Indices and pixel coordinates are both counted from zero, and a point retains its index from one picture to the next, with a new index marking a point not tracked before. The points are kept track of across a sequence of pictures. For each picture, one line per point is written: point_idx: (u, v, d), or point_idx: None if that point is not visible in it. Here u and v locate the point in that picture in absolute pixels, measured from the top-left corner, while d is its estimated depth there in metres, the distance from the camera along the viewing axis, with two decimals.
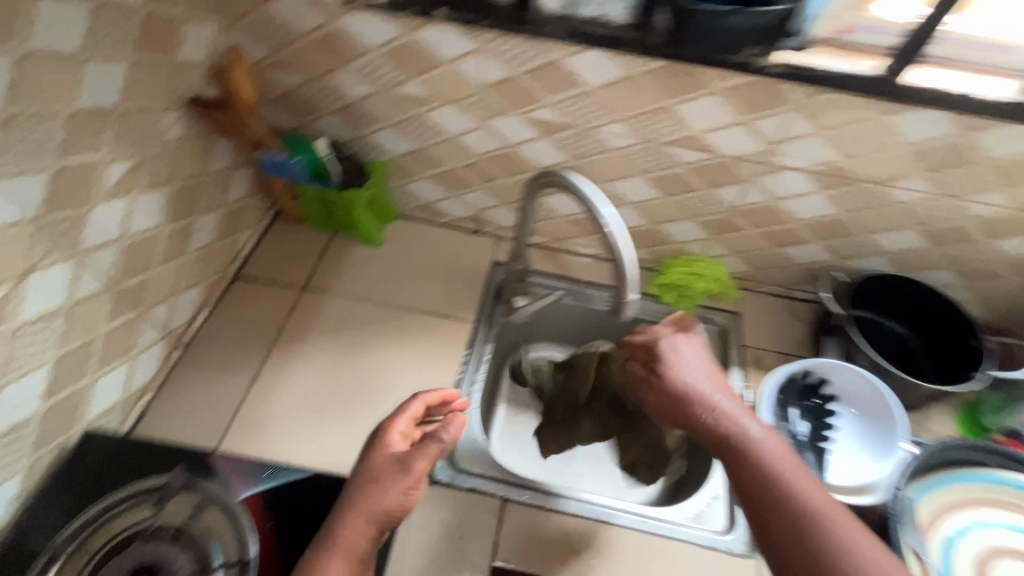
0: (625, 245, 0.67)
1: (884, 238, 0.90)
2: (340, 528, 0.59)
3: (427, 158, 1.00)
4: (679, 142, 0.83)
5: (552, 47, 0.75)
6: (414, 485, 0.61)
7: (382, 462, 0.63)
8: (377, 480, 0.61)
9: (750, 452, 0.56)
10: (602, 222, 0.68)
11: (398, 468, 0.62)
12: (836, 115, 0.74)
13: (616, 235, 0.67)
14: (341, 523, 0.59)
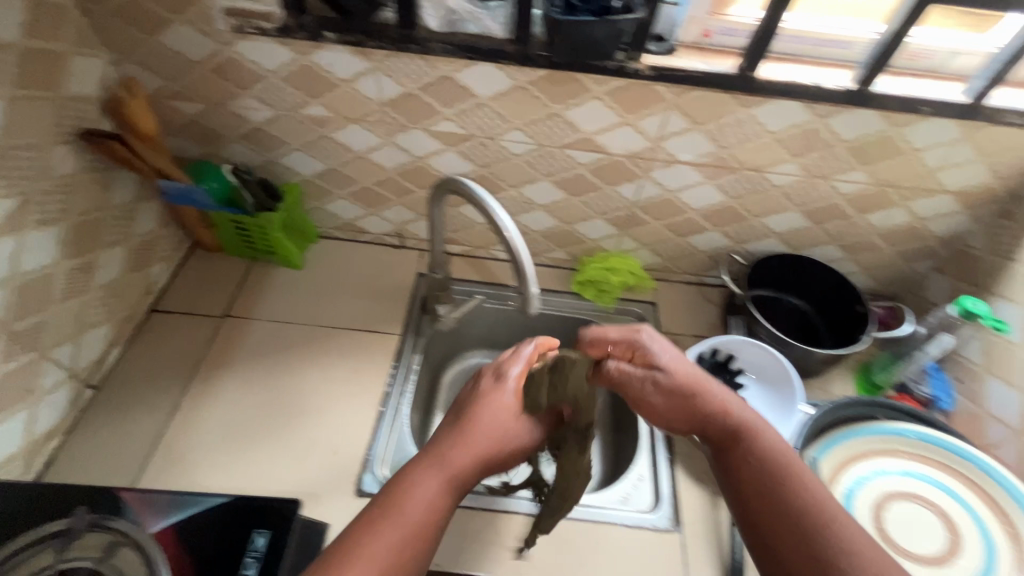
0: (522, 247, 0.70)
1: (770, 220, 0.98)
2: (452, 450, 0.61)
3: (341, 177, 1.02)
4: (573, 144, 0.88)
5: (441, 63, 0.79)
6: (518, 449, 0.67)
7: (503, 406, 0.67)
8: (503, 424, 0.65)
9: (762, 446, 0.61)
10: (500, 227, 0.71)
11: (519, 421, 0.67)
12: (705, 111, 0.81)
13: (513, 237, 0.71)
14: (460, 448, 0.62)
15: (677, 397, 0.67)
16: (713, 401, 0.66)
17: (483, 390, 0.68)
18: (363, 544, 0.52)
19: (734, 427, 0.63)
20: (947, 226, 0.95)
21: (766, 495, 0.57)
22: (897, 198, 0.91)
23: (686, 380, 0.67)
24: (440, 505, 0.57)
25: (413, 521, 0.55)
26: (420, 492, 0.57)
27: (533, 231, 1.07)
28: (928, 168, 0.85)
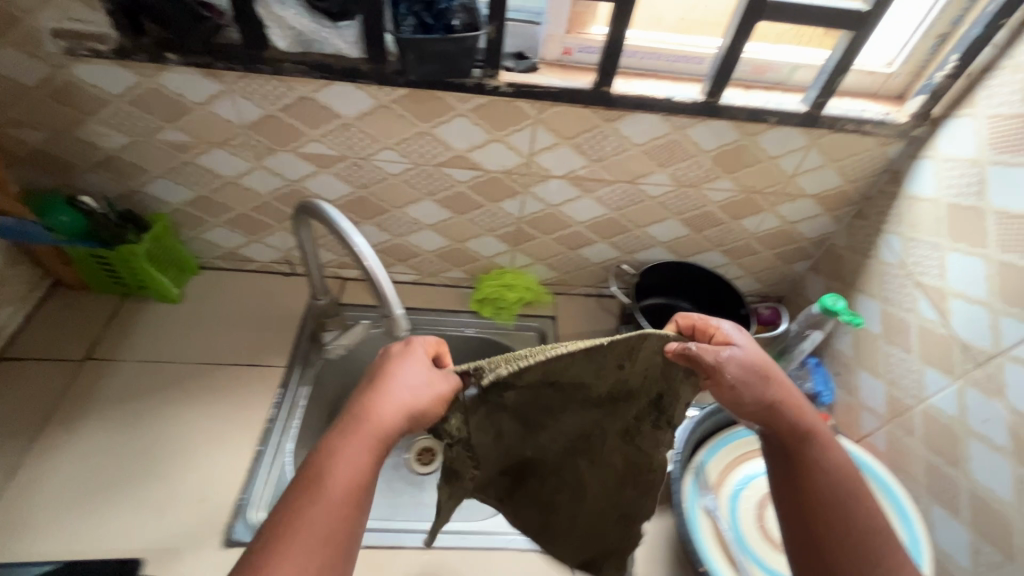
0: (381, 273, 0.68)
1: (653, 230, 1.00)
2: (371, 410, 0.53)
3: (215, 204, 0.97)
4: (448, 163, 0.88)
5: (297, 84, 0.77)
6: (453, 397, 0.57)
7: (420, 362, 0.58)
8: (423, 380, 0.56)
9: (834, 455, 0.57)
10: (358, 253, 0.68)
11: (445, 374, 0.57)
12: (570, 127, 0.82)
13: (372, 262, 0.68)
14: (379, 411, 0.53)
15: (755, 393, 0.56)
16: (789, 401, 0.57)
17: (398, 354, 0.59)
18: (279, 532, 0.46)
19: (809, 433, 0.57)
20: (814, 228, 1.00)
21: (840, 514, 0.54)
22: (764, 204, 0.96)
23: (772, 375, 0.57)
24: (357, 477, 0.50)
25: (329, 501, 0.48)
26: (333, 469, 0.49)
27: (426, 251, 1.06)
28: (786, 174, 0.90)
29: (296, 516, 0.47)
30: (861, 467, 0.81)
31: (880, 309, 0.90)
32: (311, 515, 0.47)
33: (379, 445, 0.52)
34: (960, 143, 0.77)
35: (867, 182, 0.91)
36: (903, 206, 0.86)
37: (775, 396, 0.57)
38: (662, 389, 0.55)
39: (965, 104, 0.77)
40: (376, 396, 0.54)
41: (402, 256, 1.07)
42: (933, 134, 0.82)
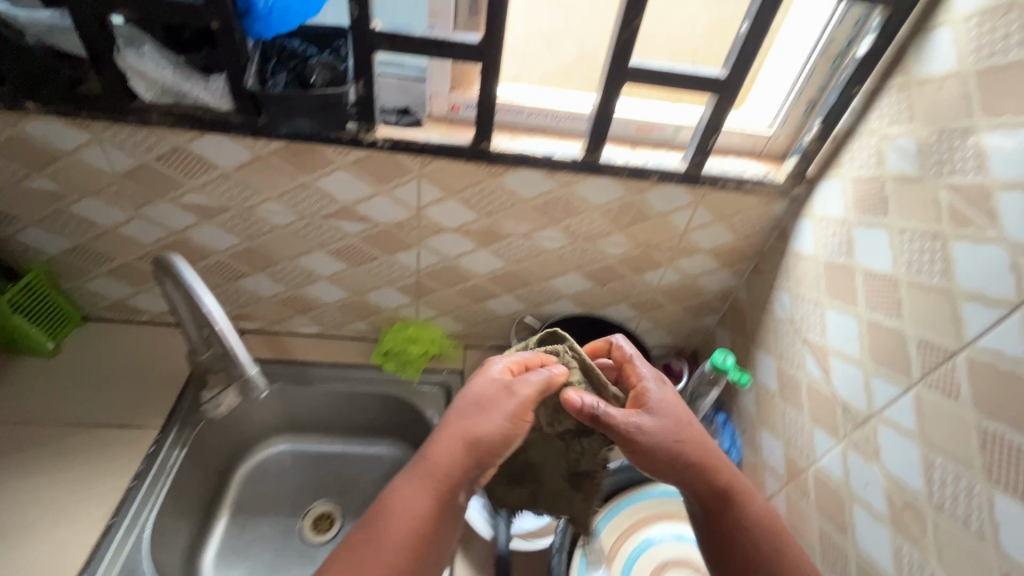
0: (230, 337, 0.67)
1: (555, 282, 0.99)
2: (432, 450, 0.57)
3: (95, 254, 0.92)
4: (336, 215, 0.86)
5: (167, 134, 0.75)
6: (520, 418, 0.59)
7: (488, 390, 0.60)
8: (488, 413, 0.58)
9: (750, 512, 0.61)
10: (207, 314, 0.67)
11: (509, 397, 0.59)
12: (455, 182, 0.82)
13: (224, 324, 0.68)
14: (435, 449, 0.57)
15: (667, 456, 0.60)
16: (709, 465, 0.61)
17: (473, 375, 0.63)
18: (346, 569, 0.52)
19: (727, 490, 0.62)
20: (715, 282, 1.00)
21: (761, 570, 0.59)
22: (662, 259, 0.96)
23: (688, 431, 0.62)
24: (420, 517, 0.54)
25: (395, 540, 0.53)
26: (399, 508, 0.55)
27: (327, 304, 1.02)
28: (679, 230, 0.91)
29: (364, 555, 0.53)
30: None
31: (776, 365, 0.89)
32: (376, 553, 0.53)
33: (442, 485, 0.56)
34: (832, 204, 0.78)
35: (759, 238, 0.92)
36: (790, 263, 0.87)
37: (691, 459, 0.61)
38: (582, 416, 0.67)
39: (833, 166, 0.79)
40: (448, 428, 0.58)
41: (302, 308, 1.03)
42: (810, 194, 0.83)
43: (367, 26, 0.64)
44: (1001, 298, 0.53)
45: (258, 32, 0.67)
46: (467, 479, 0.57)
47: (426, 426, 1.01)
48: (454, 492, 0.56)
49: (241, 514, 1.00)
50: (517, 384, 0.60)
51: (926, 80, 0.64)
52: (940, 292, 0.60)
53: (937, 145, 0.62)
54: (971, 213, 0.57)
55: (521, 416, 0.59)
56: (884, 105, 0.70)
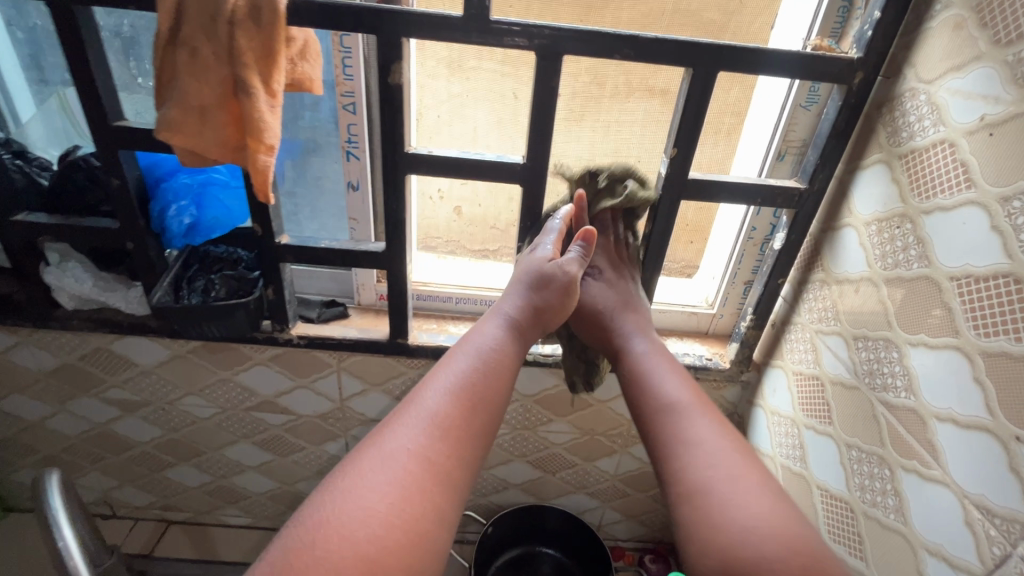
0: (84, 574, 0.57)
1: (500, 471, 0.90)
2: (504, 302, 0.61)
3: (19, 447, 0.89)
4: (258, 407, 0.82)
5: (89, 337, 0.76)
6: (571, 290, 0.60)
7: (540, 262, 0.61)
8: (539, 280, 0.60)
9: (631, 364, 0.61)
10: (60, 551, 0.58)
11: (563, 274, 0.60)
12: (378, 375, 0.79)
13: (82, 560, 0.58)
14: (508, 305, 0.60)
15: (588, 310, 0.66)
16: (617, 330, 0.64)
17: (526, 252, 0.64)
18: (454, 382, 0.51)
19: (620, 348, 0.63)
20: None
21: (646, 419, 0.56)
22: (614, 445, 0.87)
23: (634, 313, 0.66)
24: (508, 356, 0.56)
25: (489, 371, 0.53)
26: (484, 346, 0.55)
27: (256, 495, 0.94)
28: (626, 417, 0.83)
29: (468, 374, 0.52)
30: None
31: None
32: (479, 375, 0.52)
33: (517, 332, 0.59)
34: (781, 398, 0.71)
35: None
36: None
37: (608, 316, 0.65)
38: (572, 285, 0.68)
39: (776, 354, 0.73)
40: (515, 284, 0.61)
41: (231, 499, 0.96)
42: (760, 380, 0.76)
43: (273, 242, 0.67)
44: (965, 564, 0.43)
45: (178, 244, 0.70)
46: (534, 330, 0.60)
47: None
48: (528, 339, 0.60)
49: None
50: (565, 262, 0.60)
51: (844, 279, 0.60)
52: (898, 533, 0.49)
53: (865, 355, 0.56)
54: (912, 442, 0.49)
55: (572, 288, 0.60)
56: (811, 299, 0.66)
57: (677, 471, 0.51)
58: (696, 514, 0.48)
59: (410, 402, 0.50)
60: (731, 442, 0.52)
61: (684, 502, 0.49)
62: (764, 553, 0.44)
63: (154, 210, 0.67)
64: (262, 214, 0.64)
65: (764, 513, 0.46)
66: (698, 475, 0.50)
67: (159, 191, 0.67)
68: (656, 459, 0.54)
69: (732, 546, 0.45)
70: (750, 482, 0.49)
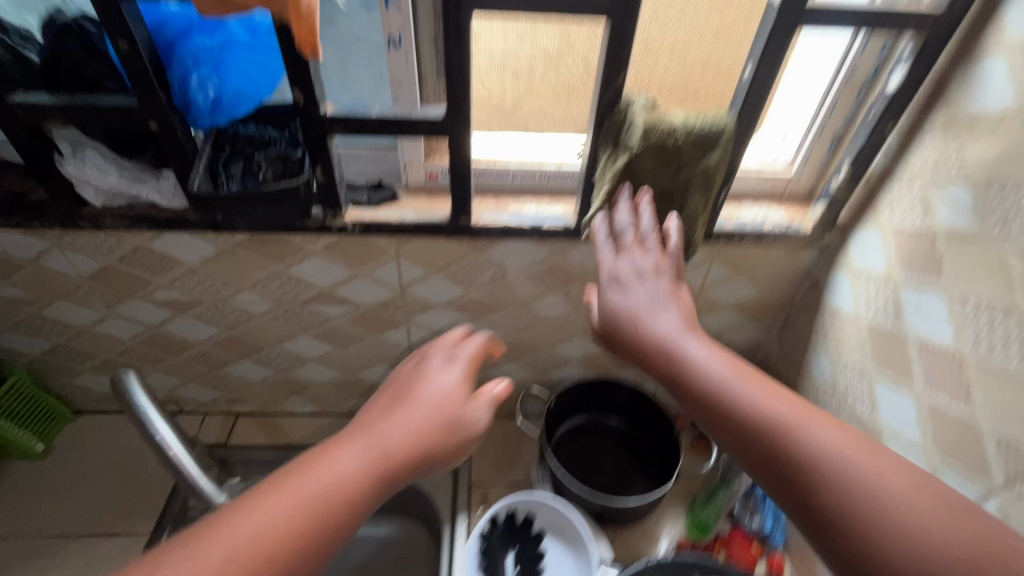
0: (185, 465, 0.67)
1: (561, 348, 0.90)
2: (386, 423, 0.52)
3: (75, 353, 0.88)
4: (315, 300, 0.80)
5: (126, 236, 0.70)
6: (450, 437, 0.53)
7: (438, 398, 0.55)
8: (414, 408, 0.53)
9: (701, 380, 0.49)
10: (159, 442, 0.65)
11: (457, 411, 0.55)
12: (437, 259, 0.74)
13: (179, 452, 0.67)
14: (394, 419, 0.52)
15: (625, 325, 0.55)
16: (662, 344, 0.52)
17: (428, 371, 0.59)
18: (285, 516, 0.43)
19: (667, 361, 0.51)
20: (741, 337, 0.89)
21: (747, 443, 0.47)
22: None
23: (677, 299, 0.55)
24: (365, 489, 0.47)
25: (337, 501, 0.45)
26: (336, 475, 0.46)
27: (320, 384, 0.95)
28: (694, 288, 0.81)
29: (320, 497, 0.45)
30: None
31: None
32: (327, 506, 0.45)
33: (387, 456, 0.49)
34: (871, 257, 0.67)
35: (787, 290, 0.81)
36: (827, 320, 0.75)
37: (650, 325, 0.53)
38: (684, 161, 0.61)
39: (869, 213, 0.68)
40: (417, 400, 0.54)
41: (295, 389, 0.97)
42: (843, 242, 0.72)
43: (318, 113, 0.58)
44: None
45: (206, 123, 0.61)
46: (407, 469, 0.50)
47: (433, 511, 0.94)
48: (397, 484, 0.50)
49: None
50: (472, 404, 0.55)
51: (978, 119, 0.53)
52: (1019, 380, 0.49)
53: (1001, 202, 0.51)
54: None
55: (464, 439, 0.54)
56: (926, 146, 0.59)
57: (816, 495, 0.43)
58: (859, 531, 0.41)
59: (220, 524, 0.42)
60: (857, 442, 0.44)
61: (842, 517, 0.42)
62: (945, 558, 0.39)
63: (173, 78, 0.57)
64: (302, 78, 0.55)
65: (925, 501, 0.41)
66: (842, 494, 0.43)
67: (175, 57, 0.57)
68: (771, 482, 0.46)
69: (909, 552, 0.39)
70: (895, 473, 0.43)
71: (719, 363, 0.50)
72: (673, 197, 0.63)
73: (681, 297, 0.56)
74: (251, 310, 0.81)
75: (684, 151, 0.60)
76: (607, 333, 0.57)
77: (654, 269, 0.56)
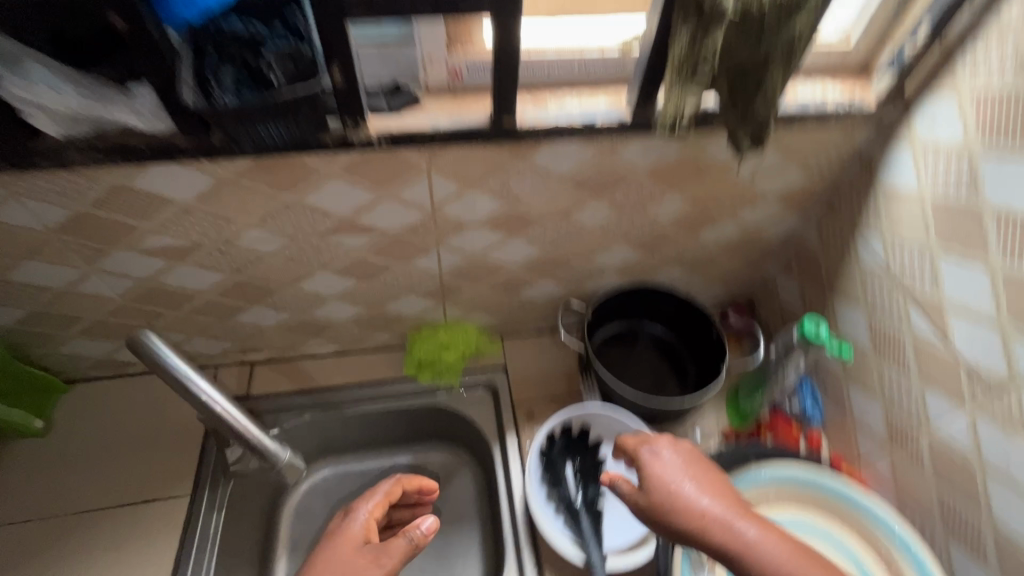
0: (239, 418, 0.61)
1: (599, 258, 0.85)
2: None
3: (56, 318, 0.77)
4: (335, 231, 0.70)
5: (100, 173, 0.58)
6: None
7: (345, 546, 0.70)
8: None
9: (760, 554, 0.54)
10: (205, 402, 0.58)
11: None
12: (475, 171, 0.66)
13: (227, 408, 0.60)
14: None
15: (665, 491, 0.59)
16: (708, 514, 0.57)
17: (352, 518, 0.75)
18: None
19: (714, 534, 0.56)
20: (779, 228, 0.87)
21: None
22: (721, 213, 0.82)
23: (706, 474, 0.61)
24: None
25: None
26: None
27: (341, 322, 0.89)
28: (742, 181, 0.76)
29: None
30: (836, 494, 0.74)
31: (866, 318, 0.79)
32: None
33: None
34: (943, 129, 0.64)
35: (834, 174, 0.78)
36: (880, 201, 0.73)
37: (686, 493, 0.59)
38: (769, 33, 0.52)
39: (944, 78, 0.63)
40: (324, 555, 0.68)
41: (315, 331, 0.90)
42: (906, 115, 0.68)
43: None
44: None
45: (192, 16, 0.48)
46: None
47: (479, 434, 0.93)
48: None
49: (300, 553, 0.91)
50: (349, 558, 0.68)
51: None
52: None
53: None
54: None
55: None
56: None
57: None
58: None
59: None
60: None
61: None
62: None
63: None
64: None
65: None
66: None
67: None
68: None
69: None
70: None
71: (772, 541, 0.54)
72: (751, 76, 0.55)
73: (713, 480, 0.61)
74: (261, 250, 0.72)
75: (770, 19, 0.51)
76: (648, 504, 0.60)
77: (687, 459, 0.63)
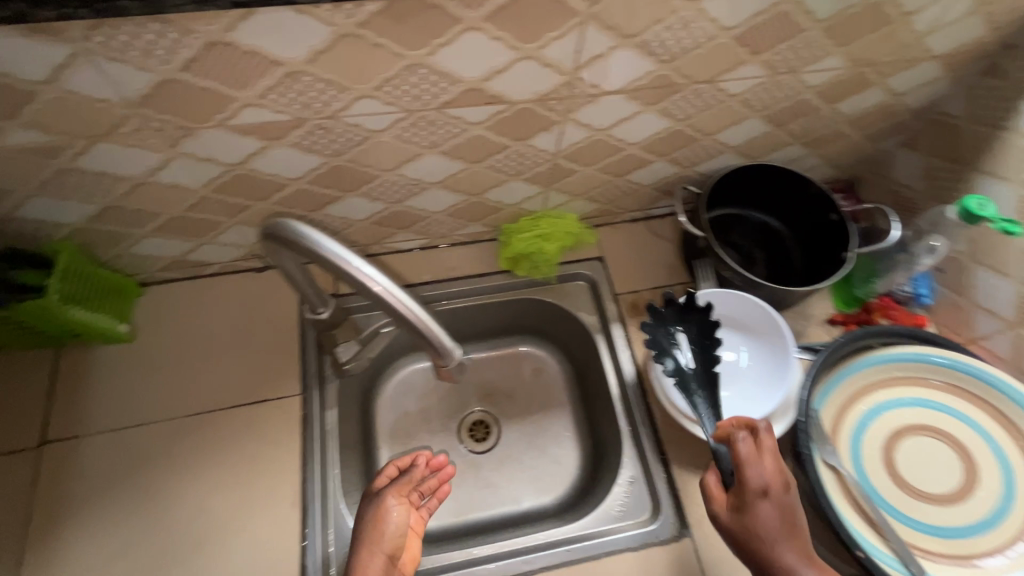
0: (406, 301, 0.54)
1: (727, 134, 0.76)
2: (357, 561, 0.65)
3: (132, 212, 0.68)
4: (457, 101, 0.60)
5: (198, 23, 0.47)
6: (406, 503, 0.71)
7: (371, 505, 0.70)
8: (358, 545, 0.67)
9: None
10: (362, 277, 0.51)
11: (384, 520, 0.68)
12: (637, 19, 0.55)
13: (386, 286, 0.52)
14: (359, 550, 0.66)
15: (749, 523, 0.58)
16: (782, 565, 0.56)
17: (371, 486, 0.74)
18: None
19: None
20: (922, 96, 0.78)
21: None
22: (872, 79, 0.72)
23: (797, 526, 0.58)
24: None
25: None
26: None
27: (435, 212, 0.81)
28: (915, 35, 0.66)
29: None
30: (970, 373, 0.74)
31: (1017, 194, 0.73)
32: None
33: None
34: None
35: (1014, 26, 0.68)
36: None
37: (768, 538, 0.57)
38: None
39: None
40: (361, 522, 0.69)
41: (405, 223, 0.82)
42: None
43: None
44: None
45: None
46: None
47: (581, 326, 0.89)
48: None
49: (399, 441, 0.93)
50: (379, 517, 0.69)
51: None
52: None
53: None
54: None
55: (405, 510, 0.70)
56: None
57: None
58: None
59: None
60: None
61: None
62: None
63: None
64: None
65: None
66: None
67: None
68: None
69: None
70: None
71: None
72: None
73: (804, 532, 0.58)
74: (368, 126, 0.61)
75: None
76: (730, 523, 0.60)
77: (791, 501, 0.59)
